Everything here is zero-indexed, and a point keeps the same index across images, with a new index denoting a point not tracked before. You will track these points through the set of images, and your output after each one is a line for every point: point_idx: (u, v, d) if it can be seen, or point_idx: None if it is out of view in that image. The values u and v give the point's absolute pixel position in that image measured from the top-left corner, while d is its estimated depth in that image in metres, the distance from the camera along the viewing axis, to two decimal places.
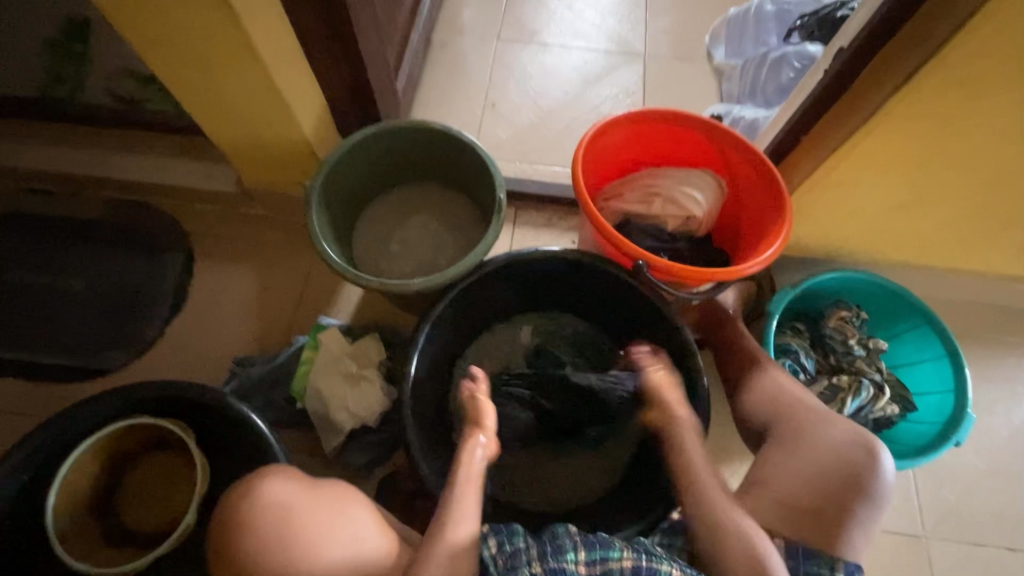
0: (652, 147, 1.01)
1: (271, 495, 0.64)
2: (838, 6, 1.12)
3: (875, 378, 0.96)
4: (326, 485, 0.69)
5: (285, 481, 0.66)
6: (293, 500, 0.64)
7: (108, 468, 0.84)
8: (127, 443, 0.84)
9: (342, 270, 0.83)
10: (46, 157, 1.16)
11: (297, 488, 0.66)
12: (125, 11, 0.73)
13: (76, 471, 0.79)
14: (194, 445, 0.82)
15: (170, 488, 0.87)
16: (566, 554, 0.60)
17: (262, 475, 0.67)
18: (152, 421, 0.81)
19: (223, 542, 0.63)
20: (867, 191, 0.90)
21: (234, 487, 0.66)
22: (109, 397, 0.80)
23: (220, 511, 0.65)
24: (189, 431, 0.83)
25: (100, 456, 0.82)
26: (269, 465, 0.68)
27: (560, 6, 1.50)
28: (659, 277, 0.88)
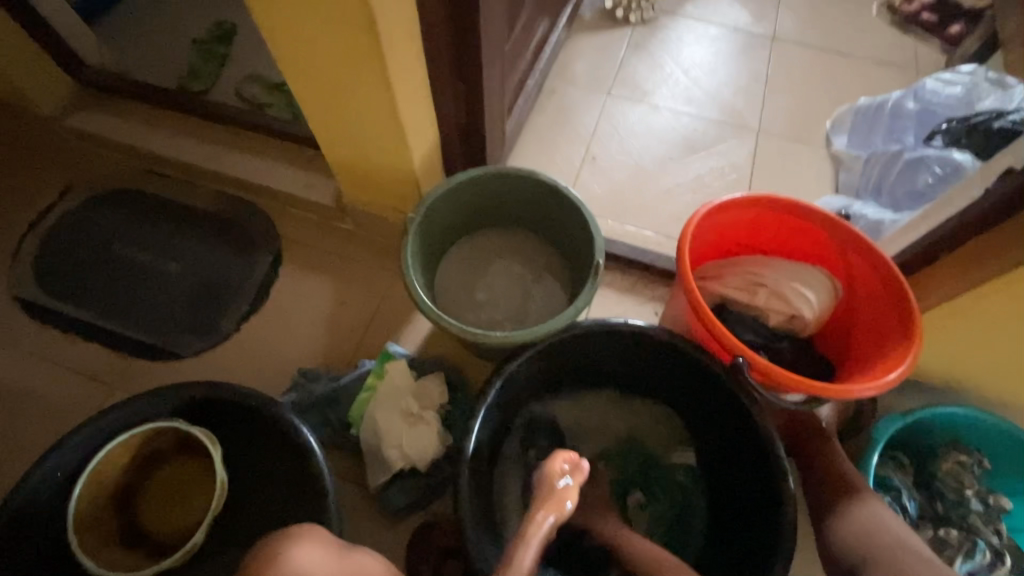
0: (763, 235, 0.94)
1: (299, 562, 0.59)
2: (994, 116, 1.04)
3: (992, 542, 0.83)
4: (354, 553, 0.64)
5: (310, 546, 0.62)
6: (318, 571, 0.59)
7: (137, 464, 0.88)
8: (157, 445, 0.88)
9: (425, 309, 0.82)
10: (170, 144, 1.24)
11: (325, 556, 0.61)
12: (281, 30, 0.77)
13: (109, 460, 0.84)
14: (219, 461, 0.85)
15: (190, 490, 0.92)
16: None
17: (293, 538, 0.62)
18: (184, 427, 0.84)
19: None
20: (1014, 326, 0.79)
21: (262, 548, 0.62)
22: (155, 397, 0.84)
23: (247, 572, 0.61)
24: (216, 444, 0.86)
25: (132, 454, 0.86)
26: (298, 528, 0.65)
27: (676, 70, 1.48)
28: (756, 378, 0.80)
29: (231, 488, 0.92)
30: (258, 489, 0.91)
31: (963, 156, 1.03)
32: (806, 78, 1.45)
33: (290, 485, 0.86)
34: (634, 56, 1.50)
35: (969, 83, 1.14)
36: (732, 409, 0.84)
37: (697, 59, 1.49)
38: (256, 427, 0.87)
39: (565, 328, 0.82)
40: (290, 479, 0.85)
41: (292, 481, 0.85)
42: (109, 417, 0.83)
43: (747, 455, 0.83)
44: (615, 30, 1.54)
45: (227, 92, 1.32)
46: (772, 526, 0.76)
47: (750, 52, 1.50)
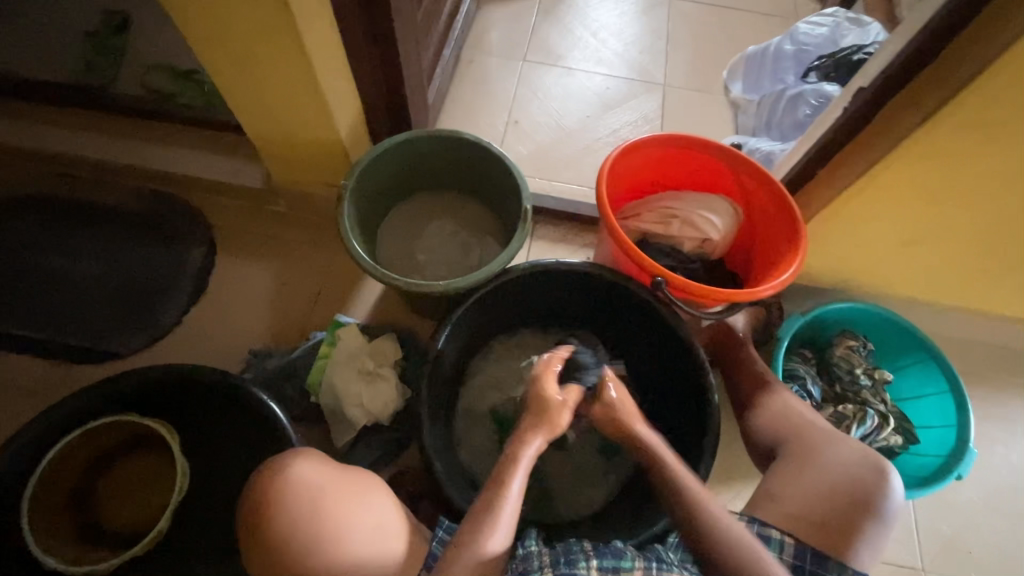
0: (672, 171, 1.04)
1: (301, 474, 0.64)
2: (855, 49, 1.20)
3: (879, 408, 0.98)
4: (352, 471, 0.69)
5: (313, 463, 0.67)
6: (318, 481, 0.65)
7: (90, 464, 0.87)
8: (111, 441, 0.86)
9: (369, 268, 0.85)
10: (75, 142, 1.18)
11: (324, 469, 0.66)
12: (186, 5, 0.76)
13: (61, 461, 0.82)
14: (178, 450, 0.85)
15: (149, 485, 0.90)
16: (580, 563, 0.59)
17: (292, 455, 0.67)
18: (140, 419, 0.83)
19: (254, 521, 0.63)
20: (879, 224, 0.94)
21: (263, 467, 0.67)
22: (105, 390, 0.83)
23: (251, 493, 0.66)
24: (173, 433, 0.86)
25: (85, 451, 0.84)
26: (300, 449, 0.69)
27: (584, 33, 1.56)
28: (676, 295, 0.89)
29: (197, 471, 0.93)
30: (224, 467, 0.92)
31: (833, 87, 1.19)
32: (702, 32, 1.58)
33: (256, 455, 0.88)
34: (544, 22, 1.56)
35: (833, 23, 1.30)
36: (657, 327, 0.93)
37: (603, 21, 1.58)
38: (216, 405, 0.89)
39: (503, 271, 0.89)
40: (256, 449, 0.87)
41: (258, 451, 0.87)
42: (55, 415, 0.81)
43: (675, 365, 0.93)
44: None
45: (131, 85, 1.27)
46: (699, 418, 0.86)
47: (650, 12, 1.60)
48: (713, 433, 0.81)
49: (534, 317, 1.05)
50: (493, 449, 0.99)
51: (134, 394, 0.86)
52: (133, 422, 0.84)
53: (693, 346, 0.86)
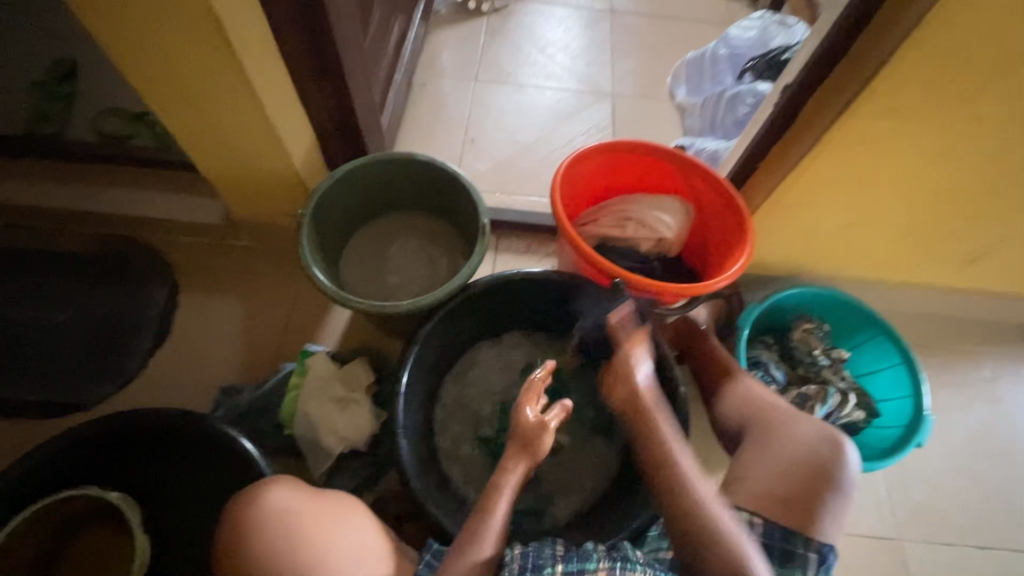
0: (623, 176, 1.09)
1: (272, 504, 0.64)
2: (783, 49, 1.29)
3: (840, 386, 1.03)
4: (327, 493, 0.69)
5: (286, 489, 0.67)
6: (294, 508, 0.65)
7: (45, 543, 0.81)
8: (66, 516, 0.80)
9: (331, 294, 0.86)
10: (24, 191, 1.16)
11: (298, 495, 0.67)
12: (127, 49, 0.77)
13: (15, 538, 0.76)
14: (138, 526, 0.79)
15: (110, 563, 0.85)
16: (544, 569, 0.61)
17: (266, 484, 0.67)
18: (98, 493, 0.79)
19: (231, 552, 0.63)
20: (820, 210, 0.99)
21: (235, 497, 0.67)
22: (63, 441, 0.80)
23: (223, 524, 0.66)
24: (132, 506, 0.80)
25: (37, 528, 0.78)
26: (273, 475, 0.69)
27: (533, 50, 1.61)
28: (636, 294, 0.91)
29: (171, 518, 0.91)
30: (196, 507, 0.90)
31: (766, 86, 1.27)
32: (644, 42, 1.64)
33: (228, 495, 0.86)
34: (493, 42, 1.61)
35: (761, 26, 1.39)
36: None
37: (549, 37, 1.63)
38: (185, 449, 0.86)
39: (466, 286, 0.90)
40: (228, 489, 0.86)
41: (230, 491, 0.86)
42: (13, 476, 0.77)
43: None
44: (470, 21, 1.65)
45: (83, 131, 1.27)
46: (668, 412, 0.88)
47: (593, 26, 1.66)
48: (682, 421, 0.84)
49: (503, 328, 1.07)
50: (471, 463, 0.99)
51: (96, 444, 0.83)
52: (90, 496, 0.79)
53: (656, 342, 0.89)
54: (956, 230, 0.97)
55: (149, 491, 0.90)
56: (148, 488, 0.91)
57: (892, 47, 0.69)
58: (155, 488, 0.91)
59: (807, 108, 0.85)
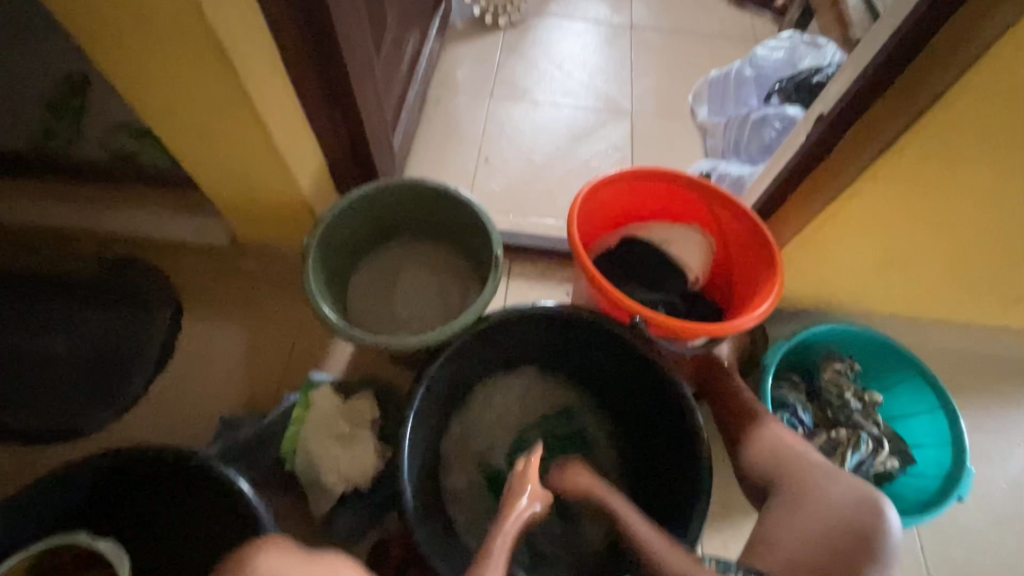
0: (643, 204, 1.04)
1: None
2: (812, 72, 1.24)
3: (873, 432, 0.96)
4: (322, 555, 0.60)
5: (276, 557, 0.58)
6: None
7: None
8: (58, 560, 0.78)
9: (337, 327, 0.82)
10: (30, 209, 1.14)
11: (289, 562, 0.57)
12: (132, 76, 0.74)
13: None
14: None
15: None
16: None
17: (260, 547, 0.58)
18: (87, 542, 0.75)
19: None
20: (854, 246, 0.93)
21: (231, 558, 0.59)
22: (52, 480, 0.76)
23: None
24: (122, 556, 0.77)
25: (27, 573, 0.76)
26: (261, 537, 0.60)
27: (550, 66, 1.57)
28: (656, 332, 0.86)
29: (166, 558, 0.88)
30: (192, 549, 0.86)
31: (795, 110, 1.22)
32: (665, 59, 1.60)
33: (224, 537, 0.82)
34: (509, 58, 1.57)
35: (790, 46, 1.33)
36: (640, 367, 0.89)
37: (566, 54, 1.59)
38: (180, 489, 0.82)
39: (477, 322, 0.86)
40: (223, 532, 0.82)
41: (224, 535, 0.81)
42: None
43: (661, 404, 0.89)
44: (486, 36, 1.61)
45: None
46: (689, 462, 0.83)
47: (612, 42, 1.62)
48: (705, 472, 0.78)
49: (514, 362, 1.02)
50: (481, 504, 0.94)
51: (85, 484, 0.79)
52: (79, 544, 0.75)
53: (678, 386, 0.83)
54: (1001, 269, 0.91)
55: (144, 526, 0.88)
56: (143, 526, 0.88)
57: (946, 81, 0.64)
58: (150, 527, 0.88)
59: (846, 140, 0.80)
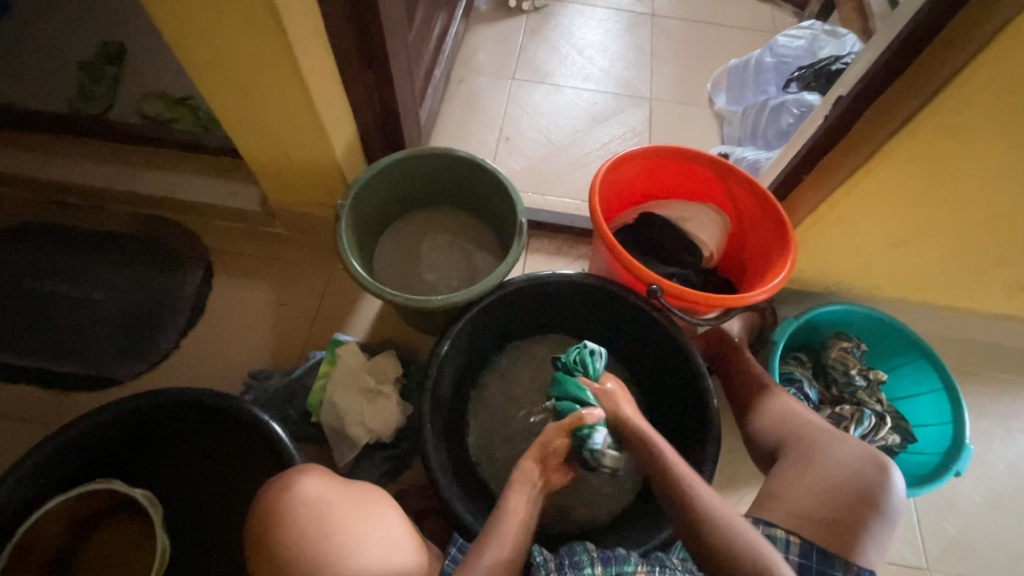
0: (662, 181, 1.07)
1: (305, 492, 0.66)
2: (832, 60, 1.26)
3: (876, 408, 1.00)
4: (357, 485, 0.71)
5: (319, 478, 0.68)
6: (327, 496, 0.66)
7: (73, 529, 0.84)
8: (96, 503, 0.83)
9: (367, 285, 0.85)
10: (67, 169, 1.19)
11: (330, 485, 0.68)
12: (183, 34, 0.78)
13: (49, 521, 0.79)
14: (160, 525, 0.80)
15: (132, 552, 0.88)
16: (585, 567, 0.59)
17: (297, 471, 0.69)
18: (123, 490, 0.80)
19: (266, 538, 0.64)
20: (866, 227, 0.96)
21: (270, 484, 0.68)
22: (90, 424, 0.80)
23: (257, 511, 0.67)
24: (157, 505, 0.82)
25: (67, 515, 0.81)
26: (304, 465, 0.71)
27: (571, 51, 1.59)
28: (672, 302, 0.90)
29: (197, 499, 0.93)
30: (223, 490, 0.92)
31: (813, 97, 1.24)
32: (685, 47, 1.62)
33: (257, 478, 0.87)
34: (531, 42, 1.60)
35: (811, 35, 1.36)
36: (656, 335, 0.93)
37: (587, 39, 1.62)
38: (216, 433, 0.88)
39: (501, 285, 0.89)
40: (258, 472, 0.87)
41: (258, 476, 0.87)
42: (39, 456, 0.77)
43: (675, 372, 0.93)
44: (510, 19, 1.64)
45: (127, 113, 1.29)
46: (700, 425, 0.86)
47: (634, 29, 1.65)
48: (715, 433, 0.82)
49: (532, 329, 1.06)
50: (496, 463, 0.99)
51: (122, 426, 0.84)
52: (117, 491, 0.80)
53: (692, 353, 0.87)
54: (1009, 256, 0.94)
55: (177, 469, 0.93)
56: (176, 472, 0.93)
57: (963, 61, 0.67)
58: (183, 471, 0.93)
59: (862, 121, 0.83)
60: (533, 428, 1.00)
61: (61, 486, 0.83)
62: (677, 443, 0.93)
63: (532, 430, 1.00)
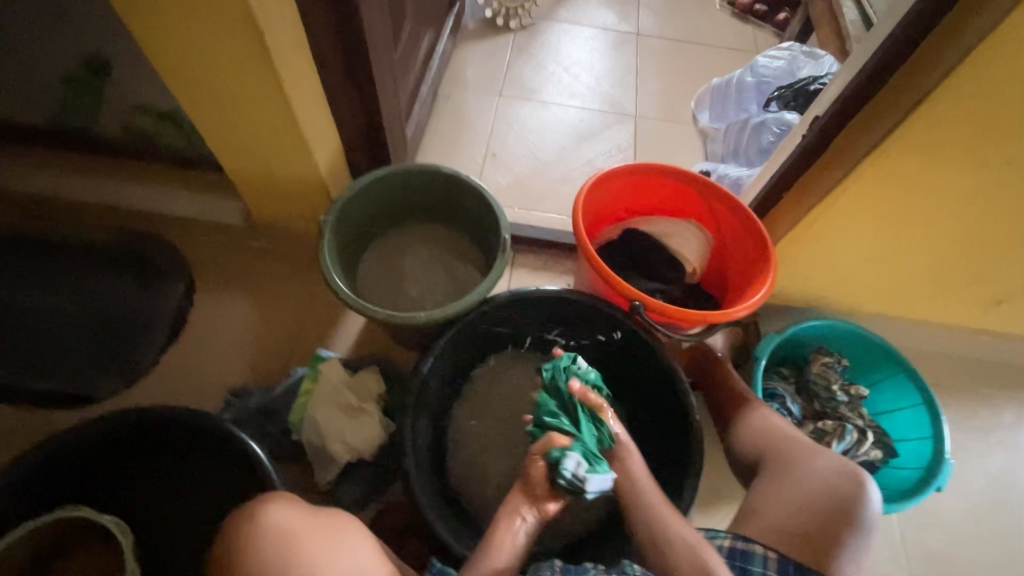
0: (645, 198, 1.08)
1: (270, 520, 0.64)
2: (811, 80, 1.29)
3: (857, 423, 1.00)
4: (326, 512, 0.69)
5: (286, 506, 0.67)
6: (292, 524, 0.65)
7: (40, 555, 0.81)
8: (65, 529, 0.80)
9: (348, 301, 0.85)
10: (48, 182, 1.17)
11: (297, 512, 0.66)
12: (166, 50, 0.78)
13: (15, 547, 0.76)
14: (129, 553, 0.77)
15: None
16: None
17: (264, 500, 0.67)
18: (91, 516, 0.77)
19: (228, 569, 0.62)
20: (844, 243, 0.97)
21: (235, 513, 0.67)
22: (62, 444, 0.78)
23: (223, 540, 0.65)
24: (126, 532, 0.79)
25: (33, 542, 0.78)
26: (272, 492, 0.69)
27: (558, 68, 1.62)
28: (654, 318, 0.90)
29: (172, 521, 0.90)
30: (199, 511, 0.90)
31: (793, 115, 1.26)
32: (670, 66, 1.65)
33: (235, 497, 0.86)
34: (518, 59, 1.62)
35: (790, 56, 1.39)
36: (639, 351, 0.93)
37: (574, 57, 1.64)
38: (193, 451, 0.86)
39: (484, 301, 0.89)
40: (235, 492, 0.85)
41: (235, 496, 0.85)
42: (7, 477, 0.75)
43: (658, 388, 0.93)
44: (497, 37, 1.67)
45: (112, 126, 1.29)
46: (683, 441, 0.86)
47: (619, 48, 1.68)
48: (697, 449, 0.82)
49: (517, 344, 1.06)
50: (480, 480, 0.98)
51: (94, 446, 0.82)
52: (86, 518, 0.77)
53: (674, 368, 0.87)
54: (984, 271, 0.96)
55: (152, 489, 0.90)
56: (150, 493, 0.90)
57: (932, 83, 0.69)
58: (158, 492, 0.91)
59: (837, 140, 0.85)
60: (518, 445, 0.99)
61: (29, 511, 0.81)
62: (661, 458, 0.93)
63: (516, 446, 0.99)
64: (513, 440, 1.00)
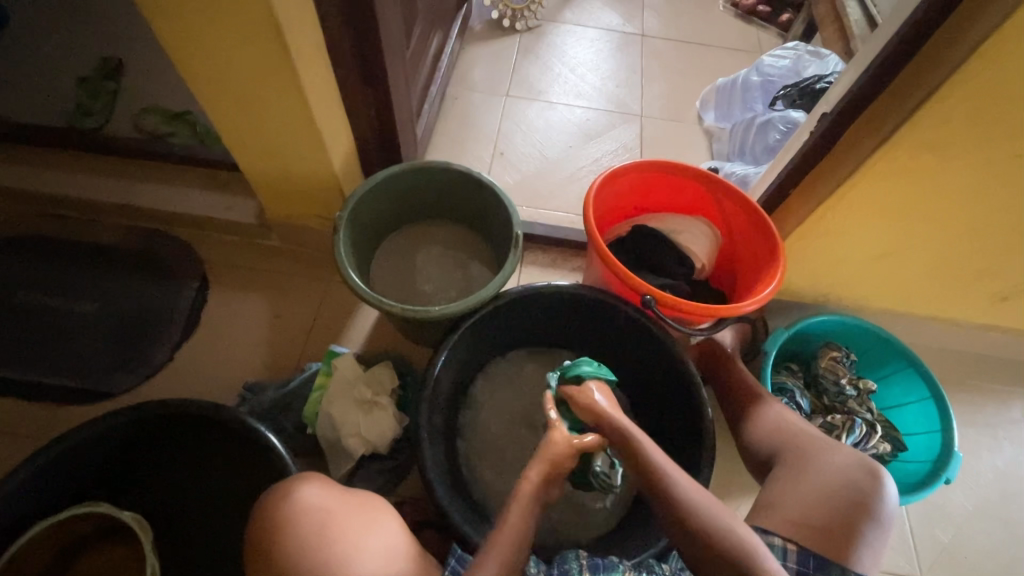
0: (653, 195, 1.10)
1: (306, 499, 0.66)
2: (816, 79, 1.30)
3: (866, 417, 1.01)
4: (358, 493, 0.71)
5: (319, 486, 0.68)
6: (327, 504, 0.66)
7: (59, 551, 0.82)
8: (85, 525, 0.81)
9: (364, 296, 0.86)
10: (63, 181, 1.19)
11: (330, 493, 0.68)
12: (186, 50, 0.80)
13: (38, 541, 0.77)
14: (150, 549, 0.78)
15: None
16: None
17: (299, 480, 0.69)
18: (112, 513, 0.78)
19: (265, 546, 0.64)
20: (853, 239, 0.99)
21: (270, 493, 0.68)
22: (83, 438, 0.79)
23: (258, 519, 0.67)
24: (146, 529, 0.80)
25: (54, 536, 0.79)
26: (305, 474, 0.71)
27: (563, 69, 1.63)
28: (666, 312, 0.91)
29: (190, 514, 0.91)
30: (216, 505, 0.91)
31: (799, 114, 1.28)
32: (674, 66, 1.67)
33: (252, 491, 0.87)
34: (524, 60, 1.64)
35: (795, 55, 1.41)
36: (650, 345, 0.94)
37: (579, 58, 1.66)
38: (211, 445, 0.87)
39: (497, 295, 0.91)
40: (252, 485, 0.86)
41: (253, 489, 0.86)
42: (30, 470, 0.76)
43: (669, 382, 0.94)
44: (503, 39, 1.68)
45: (125, 127, 1.30)
46: (695, 434, 0.87)
47: (624, 48, 1.69)
48: (710, 442, 0.82)
49: (528, 340, 1.07)
50: (493, 474, 0.98)
51: (113, 439, 0.83)
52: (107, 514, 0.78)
53: (685, 362, 0.88)
54: (991, 267, 0.97)
55: (170, 483, 0.92)
56: (168, 486, 0.92)
57: (940, 79, 0.70)
58: (175, 486, 0.92)
59: (845, 137, 0.86)
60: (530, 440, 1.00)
61: (50, 502, 0.82)
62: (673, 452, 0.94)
63: (528, 441, 1.00)
64: (525, 434, 1.01)
